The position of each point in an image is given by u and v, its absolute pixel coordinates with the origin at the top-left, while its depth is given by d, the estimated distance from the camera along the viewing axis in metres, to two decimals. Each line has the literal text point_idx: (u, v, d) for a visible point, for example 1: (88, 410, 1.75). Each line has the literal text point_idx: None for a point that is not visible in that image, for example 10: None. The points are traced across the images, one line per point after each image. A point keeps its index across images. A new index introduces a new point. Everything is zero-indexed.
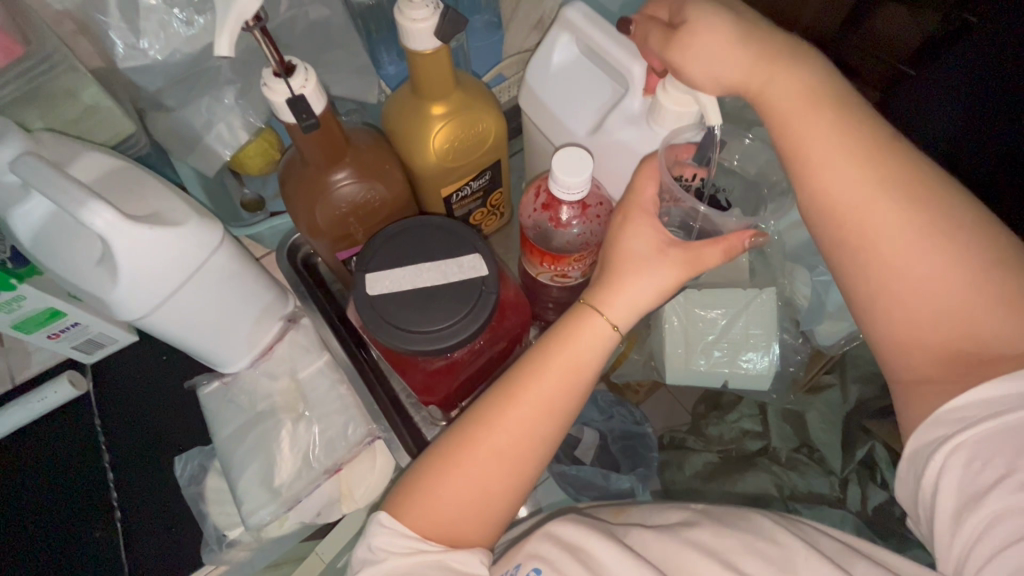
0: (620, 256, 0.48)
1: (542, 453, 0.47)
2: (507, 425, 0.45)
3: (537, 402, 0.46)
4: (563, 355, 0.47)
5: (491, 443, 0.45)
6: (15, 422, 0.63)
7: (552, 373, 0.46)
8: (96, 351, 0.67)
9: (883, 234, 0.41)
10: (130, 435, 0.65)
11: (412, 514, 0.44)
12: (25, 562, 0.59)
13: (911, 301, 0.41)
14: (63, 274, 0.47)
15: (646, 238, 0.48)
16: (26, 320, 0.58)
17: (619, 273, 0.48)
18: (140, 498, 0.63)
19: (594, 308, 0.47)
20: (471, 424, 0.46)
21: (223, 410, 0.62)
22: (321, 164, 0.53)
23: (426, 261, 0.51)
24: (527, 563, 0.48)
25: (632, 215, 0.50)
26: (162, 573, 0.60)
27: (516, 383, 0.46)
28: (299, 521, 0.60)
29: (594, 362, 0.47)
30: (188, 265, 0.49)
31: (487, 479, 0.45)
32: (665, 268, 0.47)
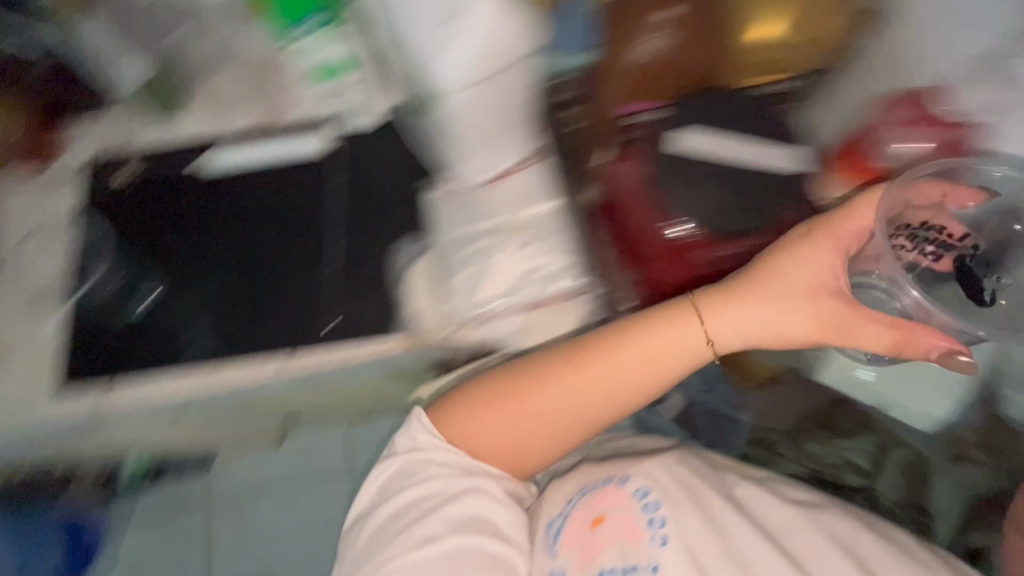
0: (769, 270, 0.52)
1: (584, 422, 0.55)
2: (566, 378, 0.54)
3: (597, 376, 0.54)
4: (657, 339, 0.54)
5: (537, 397, 0.54)
6: (271, 155, 0.71)
7: (636, 347, 0.54)
8: (347, 121, 0.72)
9: None
10: (355, 201, 0.70)
11: (452, 426, 0.56)
12: (244, 269, 0.67)
13: None
14: (407, 26, 0.54)
15: (804, 273, 0.51)
16: (320, 67, 0.68)
17: (761, 294, 0.51)
18: (350, 263, 0.67)
19: (697, 310, 0.53)
20: (529, 367, 0.56)
21: (454, 213, 0.65)
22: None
23: (740, 133, 0.58)
24: (636, 480, 0.54)
25: (818, 236, 0.51)
26: (347, 328, 0.65)
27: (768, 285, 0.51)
28: (484, 337, 0.64)
29: (633, 378, 0.54)
30: (506, 53, 0.55)
31: (521, 423, 0.55)
32: (800, 313, 0.50)
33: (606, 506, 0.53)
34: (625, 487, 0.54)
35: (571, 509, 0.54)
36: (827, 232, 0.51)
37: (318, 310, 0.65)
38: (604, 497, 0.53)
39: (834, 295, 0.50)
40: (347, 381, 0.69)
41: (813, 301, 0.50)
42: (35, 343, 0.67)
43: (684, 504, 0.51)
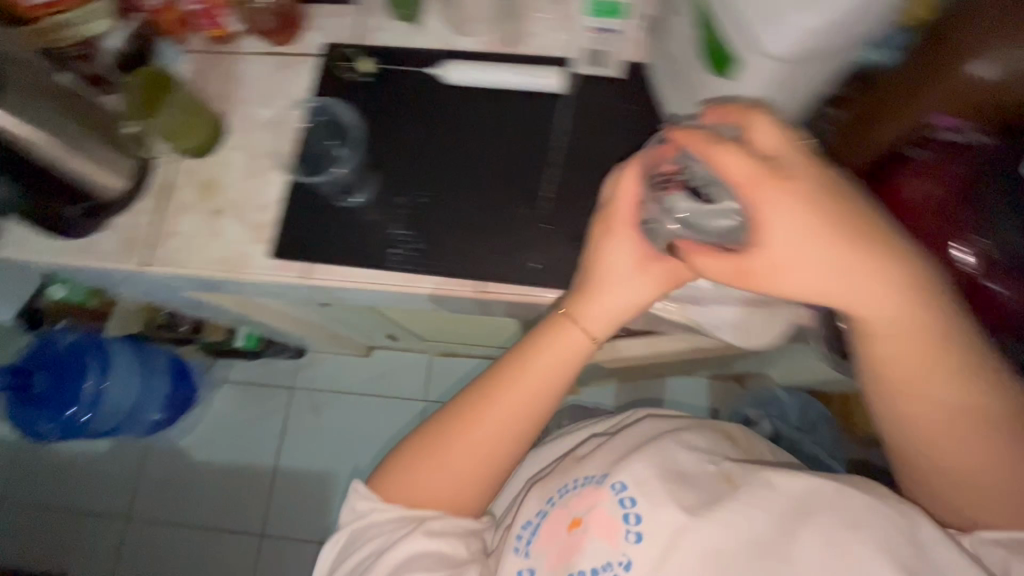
0: (603, 263, 0.56)
1: (507, 436, 0.57)
2: (482, 423, 0.57)
3: (527, 389, 0.57)
4: (545, 353, 0.57)
5: (472, 429, 0.57)
6: (506, 81, 0.71)
7: (526, 378, 0.57)
8: (590, 66, 0.71)
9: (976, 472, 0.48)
10: (579, 150, 0.69)
11: (390, 484, 0.57)
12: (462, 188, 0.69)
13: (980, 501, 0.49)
14: None
15: (625, 253, 0.54)
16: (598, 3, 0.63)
17: (596, 282, 0.56)
18: (561, 210, 0.67)
19: (573, 318, 0.57)
20: (458, 413, 0.58)
21: None
22: None
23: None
24: (614, 474, 0.54)
25: (864, 234, 0.44)
26: (549, 271, 0.66)
27: (757, 259, 0.45)
28: (688, 318, 0.65)
29: (544, 403, 0.58)
30: (846, 41, 0.47)
31: (461, 466, 0.57)
32: (644, 284, 0.55)
33: (584, 508, 0.54)
34: (604, 485, 0.54)
35: (552, 506, 0.56)
36: (835, 195, 0.45)
37: (519, 251, 0.66)
38: (585, 496, 0.54)
39: (652, 259, 0.55)
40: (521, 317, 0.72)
41: (888, 264, 0.45)
42: (254, 206, 0.72)
43: (655, 492, 0.51)
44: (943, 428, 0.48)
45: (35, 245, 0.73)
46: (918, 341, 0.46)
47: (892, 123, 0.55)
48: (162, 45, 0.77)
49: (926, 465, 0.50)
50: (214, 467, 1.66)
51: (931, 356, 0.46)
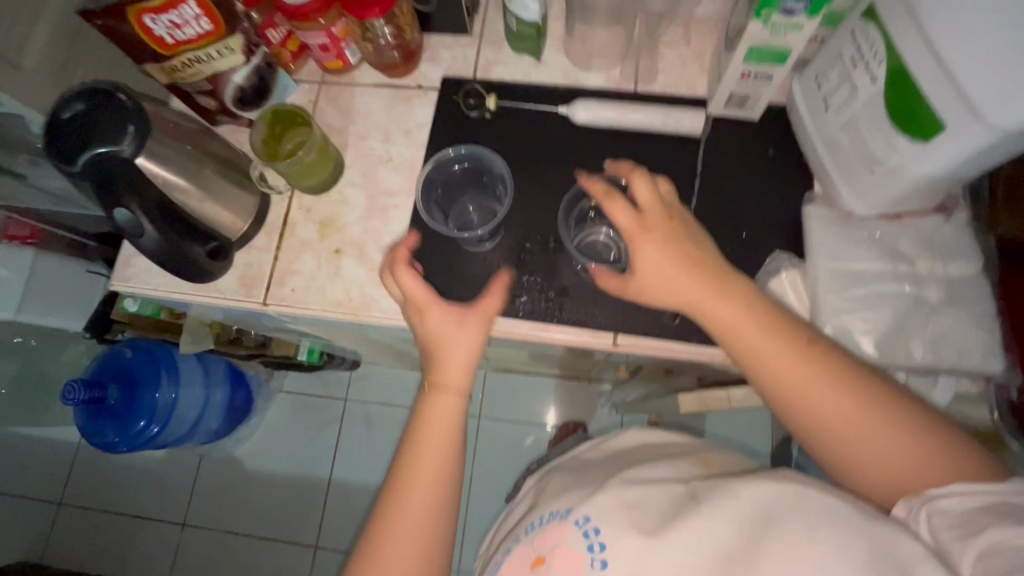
0: (437, 340, 0.58)
1: (440, 490, 0.54)
2: (411, 510, 0.53)
3: (439, 429, 0.56)
4: (434, 407, 0.57)
5: (408, 486, 0.54)
6: (646, 122, 0.68)
7: (437, 420, 0.56)
8: (728, 108, 0.68)
9: (856, 447, 0.48)
10: (723, 198, 0.67)
11: None
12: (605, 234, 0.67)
13: (858, 470, 0.49)
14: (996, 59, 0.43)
15: (446, 316, 0.58)
16: (761, 50, 0.58)
17: (440, 343, 0.58)
18: None
19: (440, 387, 0.57)
20: (386, 507, 0.53)
21: (836, 237, 0.62)
22: None
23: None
24: (578, 510, 0.53)
25: (761, 301, 0.52)
26: (698, 322, 0.63)
27: (678, 298, 0.54)
28: None
29: (447, 440, 0.56)
30: None
31: (404, 551, 0.51)
32: (475, 333, 0.58)
33: (548, 547, 0.52)
34: (567, 521, 0.53)
35: (520, 543, 0.56)
36: (722, 270, 0.53)
37: None
38: (548, 534, 0.53)
39: (462, 312, 0.59)
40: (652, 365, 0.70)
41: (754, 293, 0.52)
42: (376, 244, 0.70)
43: (616, 522, 0.50)
44: (880, 466, 0.48)
45: (150, 277, 0.72)
46: (784, 340, 0.50)
47: None
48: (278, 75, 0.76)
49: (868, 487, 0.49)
50: (257, 484, 1.54)
51: (782, 337, 0.50)
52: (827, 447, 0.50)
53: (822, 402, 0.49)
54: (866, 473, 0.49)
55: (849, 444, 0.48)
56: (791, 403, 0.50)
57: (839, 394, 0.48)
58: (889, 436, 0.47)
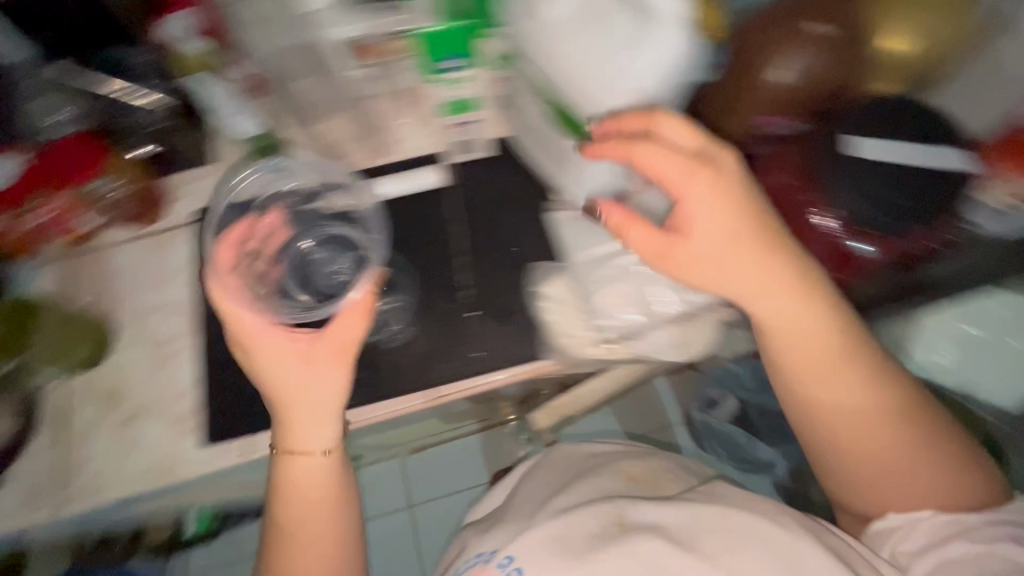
0: (278, 389, 0.55)
1: (338, 549, 0.59)
2: (308, 551, 0.58)
3: (305, 481, 0.57)
4: (291, 480, 0.57)
5: (283, 511, 0.57)
6: (390, 192, 0.73)
7: (298, 484, 0.57)
8: (465, 154, 0.75)
9: (879, 467, 0.55)
10: (481, 234, 0.71)
11: None
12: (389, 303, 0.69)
13: (875, 486, 0.56)
14: (577, 56, 0.53)
15: (273, 338, 0.54)
16: (451, 103, 0.66)
17: (267, 385, 0.55)
18: (483, 291, 0.68)
19: (287, 452, 0.57)
20: (284, 561, 0.57)
21: (580, 238, 0.68)
22: (796, 11, 0.58)
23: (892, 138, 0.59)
24: (501, 551, 0.54)
25: (811, 293, 0.52)
26: (498, 350, 0.66)
27: (731, 289, 0.52)
28: (635, 354, 0.66)
29: (316, 484, 0.58)
30: (674, 82, 0.54)
31: None
32: (333, 372, 0.55)
33: None
34: (492, 562, 0.54)
35: None
36: (780, 278, 0.51)
37: (460, 343, 0.66)
38: None
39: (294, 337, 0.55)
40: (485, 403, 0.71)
41: (810, 292, 0.52)
42: (170, 398, 0.67)
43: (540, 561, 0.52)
44: (886, 484, 0.55)
45: None
46: (858, 364, 0.53)
47: (731, 118, 0.63)
48: (15, 268, 0.71)
49: (852, 492, 0.58)
50: None
51: (842, 355, 0.53)
52: (847, 464, 0.56)
53: (856, 410, 0.54)
54: (875, 487, 0.56)
55: (882, 468, 0.55)
56: (813, 405, 0.55)
57: (899, 416, 0.54)
58: (906, 466, 0.54)
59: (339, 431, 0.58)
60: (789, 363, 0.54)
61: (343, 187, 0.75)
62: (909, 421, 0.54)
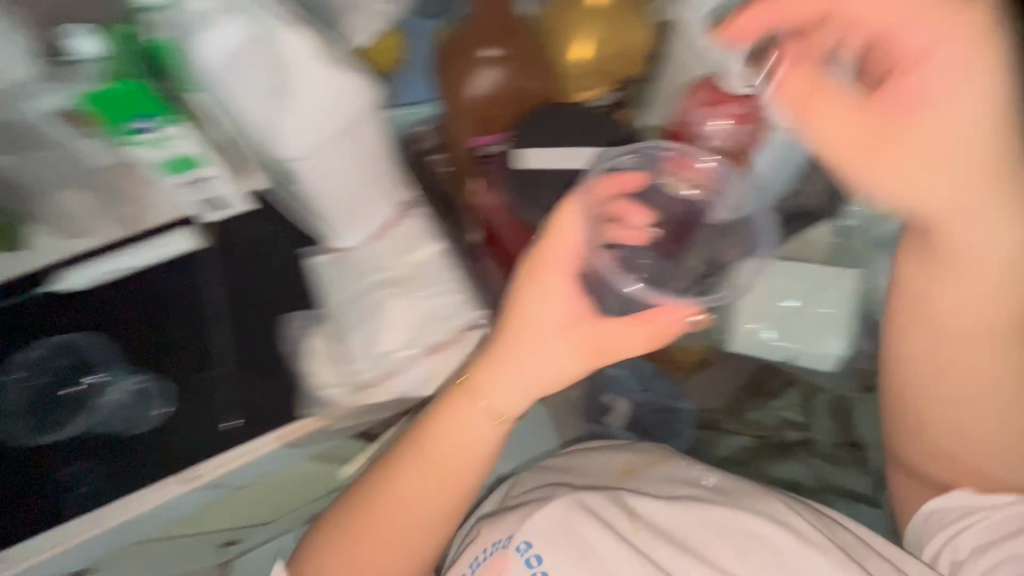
0: (519, 325, 0.54)
1: (427, 521, 0.54)
2: (405, 478, 0.53)
3: (440, 468, 0.53)
4: (443, 424, 0.54)
5: (406, 486, 0.53)
6: (132, 265, 0.63)
7: (428, 458, 0.53)
8: (213, 212, 0.67)
9: (964, 364, 0.53)
10: (235, 292, 0.66)
11: (314, 563, 0.54)
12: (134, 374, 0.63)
13: (968, 420, 0.54)
14: (232, 99, 0.48)
15: (552, 300, 0.53)
16: (171, 161, 0.59)
17: (512, 337, 0.54)
18: (241, 352, 0.64)
19: (464, 398, 0.54)
20: (354, 509, 0.54)
21: (337, 279, 0.62)
22: (479, 36, 0.60)
23: (581, 141, 0.60)
24: (518, 535, 0.55)
25: (990, 193, 0.48)
26: (260, 410, 0.63)
27: (940, 128, 0.46)
28: (394, 393, 0.61)
29: (463, 466, 0.54)
30: (347, 112, 0.50)
31: (381, 561, 0.53)
32: (567, 356, 0.54)
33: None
34: (509, 547, 0.55)
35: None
36: (986, 141, 0.47)
37: (214, 415, 0.62)
38: (494, 563, 0.55)
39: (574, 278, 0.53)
40: (268, 471, 0.65)
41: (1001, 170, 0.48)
42: None
43: (562, 551, 0.54)
44: (974, 403, 0.54)
45: None
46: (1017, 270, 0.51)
47: (460, 125, 0.64)
48: None
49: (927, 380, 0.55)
50: None
51: None
52: (922, 314, 0.53)
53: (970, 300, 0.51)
54: (954, 393, 0.54)
55: (955, 363, 0.53)
56: (920, 299, 0.53)
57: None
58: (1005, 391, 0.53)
59: (523, 402, 0.55)
60: (916, 288, 0.53)
61: (51, 278, 0.62)
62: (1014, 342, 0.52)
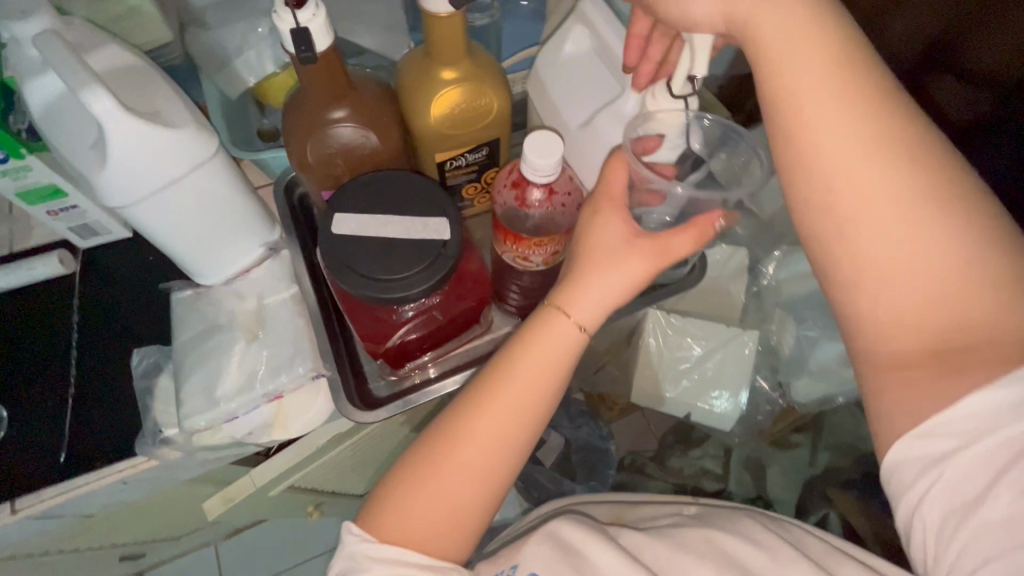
0: (590, 246, 0.48)
1: (506, 469, 0.47)
2: (471, 440, 0.46)
3: (508, 406, 0.46)
4: (531, 349, 0.47)
5: (461, 454, 0.46)
6: (4, 283, 0.68)
7: (511, 390, 0.47)
8: (90, 238, 0.71)
9: (863, 228, 0.39)
10: (101, 320, 0.68)
11: (385, 521, 0.46)
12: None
13: (890, 321, 0.40)
14: (62, 150, 0.50)
15: (614, 230, 0.48)
16: (30, 191, 0.62)
17: (590, 264, 0.48)
18: (95, 381, 0.65)
19: (558, 308, 0.48)
20: (436, 437, 0.47)
21: (188, 315, 0.65)
22: (322, 102, 0.54)
23: (394, 214, 0.52)
24: (523, 564, 0.48)
25: (885, 135, 0.39)
26: (104, 443, 0.63)
27: (778, 81, 0.41)
28: (231, 436, 0.62)
29: (564, 366, 0.48)
30: (180, 168, 0.52)
31: (457, 495, 0.46)
32: (637, 261, 0.47)
33: None
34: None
35: None
36: (839, 72, 0.39)
37: (55, 445, 0.62)
38: None
39: (640, 237, 0.48)
40: (118, 496, 0.67)
41: (852, 71, 0.39)
42: None
43: (564, 567, 0.48)
44: (905, 295, 0.39)
45: None
46: (889, 144, 0.39)
47: (306, 174, 0.59)
48: None
49: (864, 325, 0.41)
50: None
51: (887, 141, 0.39)
52: (830, 240, 0.41)
53: (873, 197, 0.39)
54: (875, 308, 0.40)
55: (864, 225, 0.39)
56: (826, 183, 0.40)
57: (945, 204, 0.38)
58: (935, 276, 0.38)
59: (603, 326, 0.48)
60: (805, 87, 0.40)
61: None
62: (942, 212, 0.38)
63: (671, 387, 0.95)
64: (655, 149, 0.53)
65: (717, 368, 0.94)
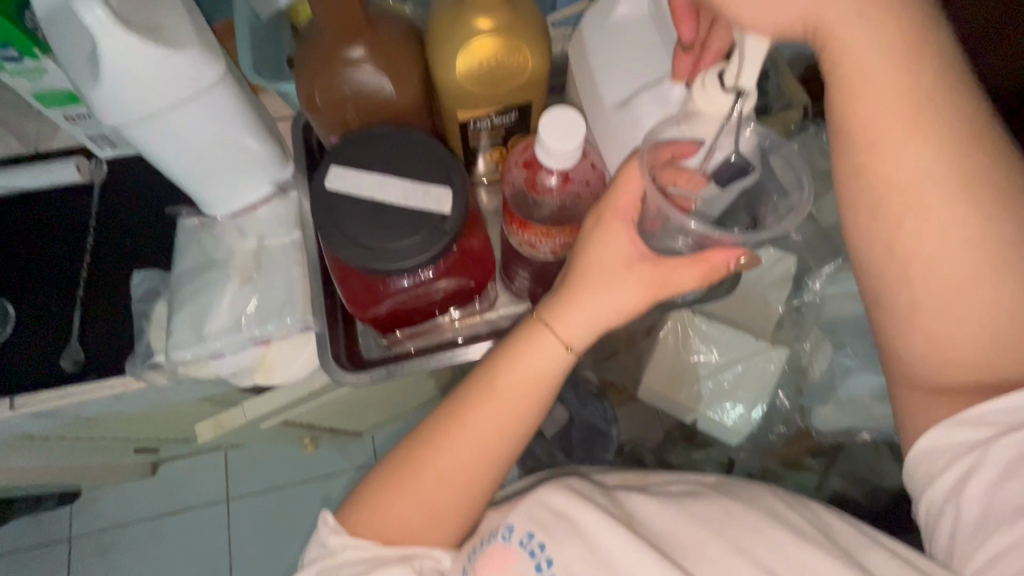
0: (587, 262, 0.43)
1: (488, 478, 0.45)
2: (450, 449, 0.44)
3: (489, 421, 0.43)
4: (516, 361, 0.44)
5: (442, 462, 0.44)
6: (22, 183, 0.68)
7: (493, 402, 0.43)
8: (109, 150, 0.69)
9: (924, 271, 0.38)
10: (111, 234, 0.68)
11: (361, 517, 0.44)
12: (9, 290, 0.65)
13: (951, 365, 0.39)
14: (61, 59, 0.47)
15: (616, 247, 0.43)
16: (46, 94, 0.60)
17: (580, 283, 0.43)
18: (96, 292, 0.66)
19: (545, 322, 0.43)
20: (415, 442, 0.45)
21: (188, 245, 0.64)
22: (337, 37, 0.49)
23: (395, 176, 0.48)
24: (520, 525, 0.43)
25: (965, 175, 0.37)
26: (98, 356, 0.63)
27: (849, 110, 0.38)
28: (216, 372, 0.63)
29: (550, 384, 0.44)
30: (180, 92, 0.49)
31: (438, 501, 0.44)
32: (632, 288, 0.42)
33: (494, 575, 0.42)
34: (510, 542, 0.42)
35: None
36: (938, 119, 0.37)
37: (54, 352, 0.63)
38: (493, 558, 0.42)
39: (641, 260, 0.43)
40: (111, 407, 0.68)
41: (948, 120, 0.37)
42: None
43: (568, 537, 0.41)
44: (959, 340, 0.38)
45: None
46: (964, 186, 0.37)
47: (318, 117, 0.55)
48: None
49: (913, 366, 0.40)
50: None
51: (967, 182, 0.37)
52: (889, 280, 0.39)
53: (941, 241, 0.37)
54: (930, 352, 0.39)
55: (927, 267, 0.38)
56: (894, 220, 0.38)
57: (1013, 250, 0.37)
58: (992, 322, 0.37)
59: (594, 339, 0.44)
60: (881, 117, 0.37)
61: None
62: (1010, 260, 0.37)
63: (683, 391, 0.89)
64: (686, 156, 0.47)
65: (735, 380, 0.87)
